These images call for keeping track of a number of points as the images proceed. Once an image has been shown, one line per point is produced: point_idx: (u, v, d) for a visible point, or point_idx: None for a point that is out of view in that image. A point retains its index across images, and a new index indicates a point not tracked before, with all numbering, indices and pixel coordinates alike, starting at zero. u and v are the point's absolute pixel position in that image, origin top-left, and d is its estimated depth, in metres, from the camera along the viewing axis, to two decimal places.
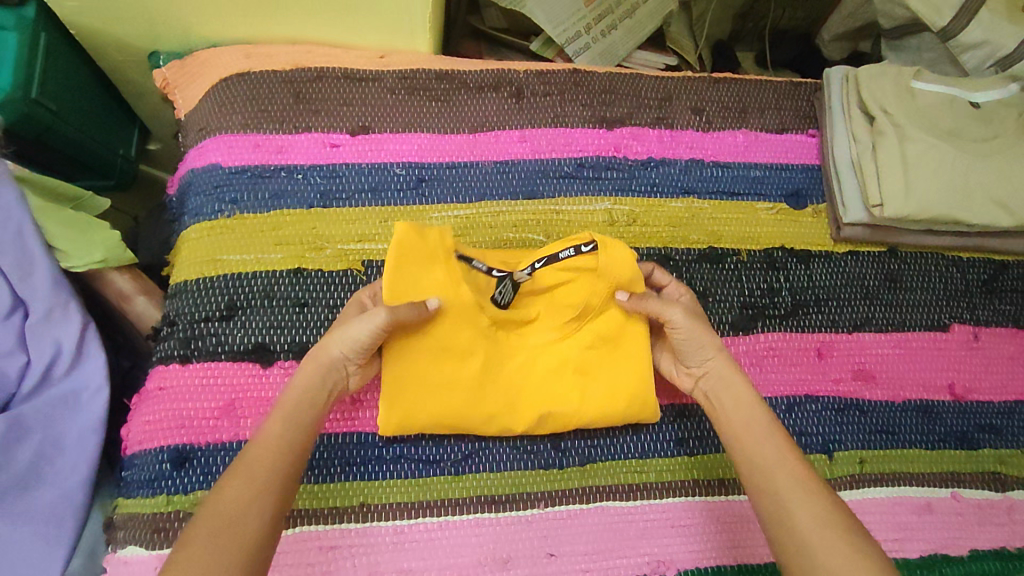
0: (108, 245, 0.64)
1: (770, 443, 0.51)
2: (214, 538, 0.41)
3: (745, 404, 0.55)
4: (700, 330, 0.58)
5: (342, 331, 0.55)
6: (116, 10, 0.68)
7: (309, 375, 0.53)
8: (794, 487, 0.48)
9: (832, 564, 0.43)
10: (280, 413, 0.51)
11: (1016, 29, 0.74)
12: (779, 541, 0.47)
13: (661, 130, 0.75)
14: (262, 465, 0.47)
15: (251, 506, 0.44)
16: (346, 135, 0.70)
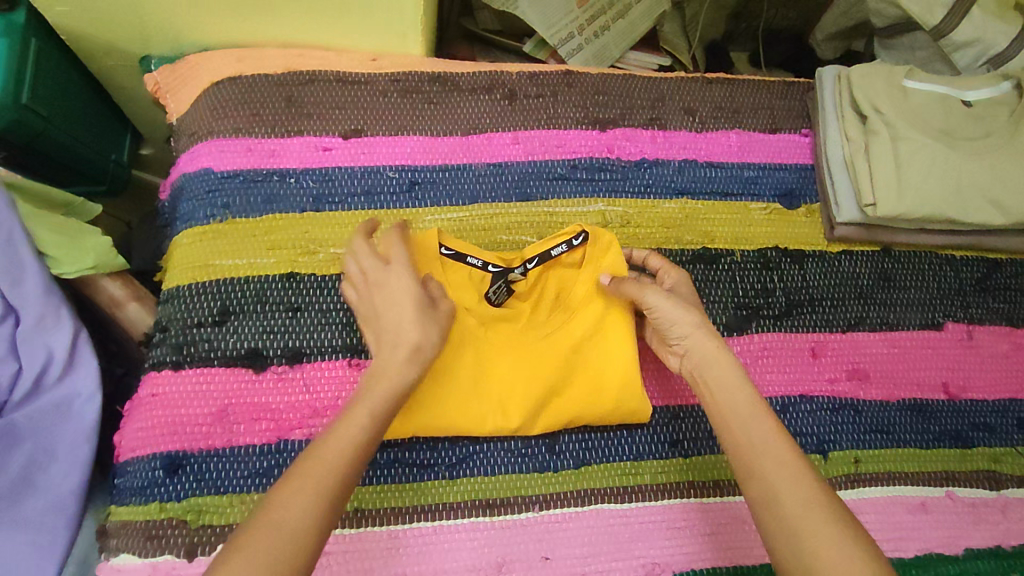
0: (99, 251, 0.63)
1: (756, 425, 0.51)
2: (269, 552, 0.40)
3: (732, 384, 0.53)
4: (679, 310, 0.58)
5: (434, 329, 0.55)
6: (106, 14, 0.68)
7: (411, 371, 0.53)
8: (784, 473, 0.47)
9: (819, 550, 0.43)
10: (368, 409, 0.50)
11: (1006, 26, 0.75)
12: (768, 528, 0.46)
13: (654, 131, 0.75)
14: (328, 472, 0.45)
15: (309, 521, 0.43)
16: (339, 138, 0.69)
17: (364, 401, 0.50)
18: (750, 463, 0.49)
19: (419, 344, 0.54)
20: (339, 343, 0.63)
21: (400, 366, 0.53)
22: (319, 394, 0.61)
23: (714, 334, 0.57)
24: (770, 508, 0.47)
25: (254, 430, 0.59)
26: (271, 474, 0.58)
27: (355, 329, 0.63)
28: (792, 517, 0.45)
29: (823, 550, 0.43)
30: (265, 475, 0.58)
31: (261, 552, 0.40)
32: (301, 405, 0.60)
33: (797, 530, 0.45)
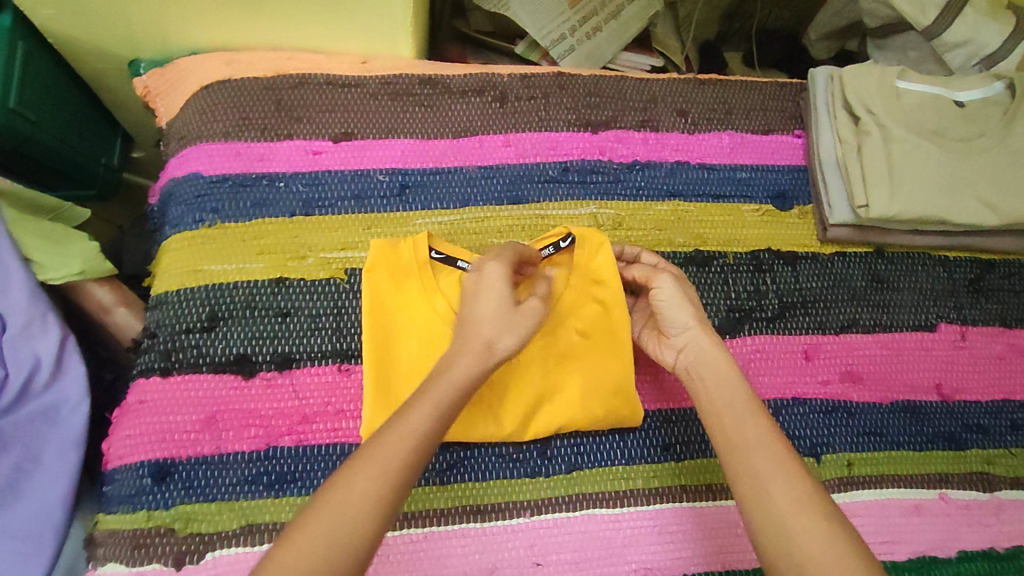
0: (86, 256, 0.63)
1: (751, 424, 0.50)
2: (330, 535, 0.40)
3: (728, 380, 0.53)
4: (680, 303, 0.58)
5: (507, 327, 0.53)
6: (92, 18, 0.67)
7: (473, 367, 0.51)
8: (777, 470, 0.47)
9: (812, 552, 0.43)
10: (429, 402, 0.48)
11: (999, 26, 0.75)
12: (758, 524, 0.46)
13: (647, 133, 0.74)
14: (393, 457, 0.44)
15: (373, 505, 0.42)
16: (329, 142, 0.69)
17: (429, 392, 0.48)
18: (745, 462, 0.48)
19: (492, 341, 0.52)
20: (329, 348, 0.62)
21: (466, 361, 0.51)
22: (309, 400, 0.60)
23: (711, 331, 0.57)
24: (761, 504, 0.46)
25: (243, 437, 0.59)
26: (260, 480, 0.58)
27: (344, 334, 0.63)
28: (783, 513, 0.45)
29: (814, 550, 0.43)
30: (254, 482, 0.58)
31: (323, 534, 0.40)
32: (290, 411, 0.60)
33: (787, 527, 0.44)
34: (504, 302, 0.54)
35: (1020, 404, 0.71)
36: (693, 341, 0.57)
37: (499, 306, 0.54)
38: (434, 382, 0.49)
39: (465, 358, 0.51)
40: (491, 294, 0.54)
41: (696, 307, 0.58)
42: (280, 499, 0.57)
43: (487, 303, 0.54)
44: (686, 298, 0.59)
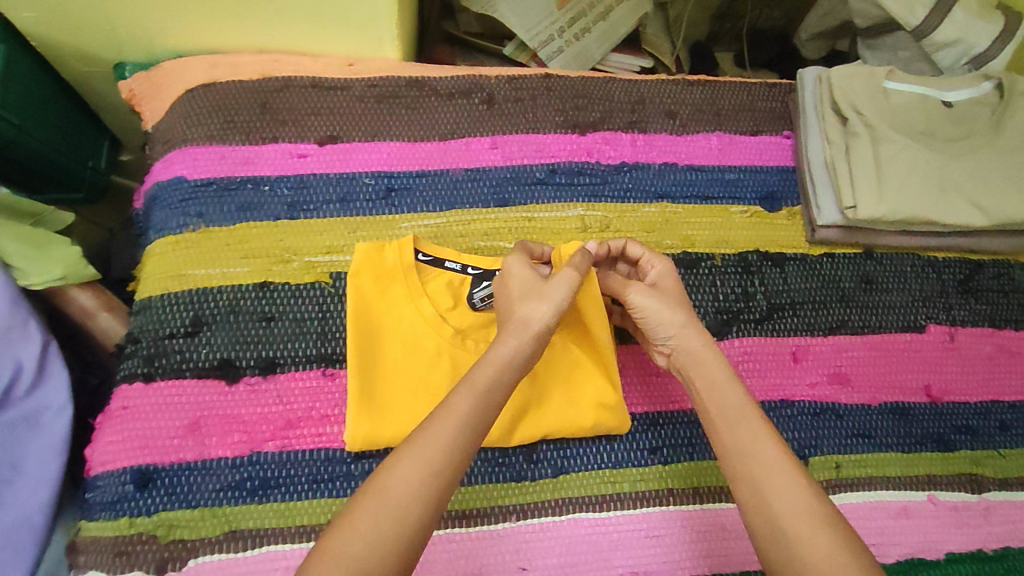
0: (68, 261, 0.63)
1: (747, 427, 0.50)
2: (372, 526, 0.40)
3: (725, 384, 0.52)
4: (665, 307, 0.56)
5: (543, 298, 0.53)
6: (75, 20, 0.66)
7: (517, 342, 0.50)
8: (777, 476, 0.47)
9: (811, 556, 0.42)
10: (469, 385, 0.47)
11: (990, 26, 0.75)
12: (759, 532, 0.45)
13: (635, 135, 0.74)
14: (435, 444, 0.44)
15: (415, 493, 0.42)
16: (314, 145, 0.69)
17: (471, 376, 0.48)
18: (741, 467, 0.48)
19: (529, 316, 0.52)
20: (313, 352, 0.62)
21: (507, 339, 0.50)
22: (293, 405, 0.60)
23: (704, 332, 0.56)
24: (761, 513, 0.46)
25: (226, 442, 0.58)
26: (244, 486, 0.57)
27: (329, 339, 0.63)
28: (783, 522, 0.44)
29: (813, 555, 0.42)
30: (237, 487, 0.57)
31: (365, 524, 0.40)
32: (274, 416, 0.59)
33: (788, 536, 0.44)
34: (533, 284, 0.55)
35: (1009, 405, 0.70)
36: (684, 347, 0.55)
37: (529, 289, 0.54)
38: (479, 364, 0.49)
39: (506, 336, 0.51)
40: (517, 280, 0.55)
41: (681, 311, 0.56)
42: (263, 505, 0.57)
43: (518, 288, 0.55)
44: (669, 302, 0.57)
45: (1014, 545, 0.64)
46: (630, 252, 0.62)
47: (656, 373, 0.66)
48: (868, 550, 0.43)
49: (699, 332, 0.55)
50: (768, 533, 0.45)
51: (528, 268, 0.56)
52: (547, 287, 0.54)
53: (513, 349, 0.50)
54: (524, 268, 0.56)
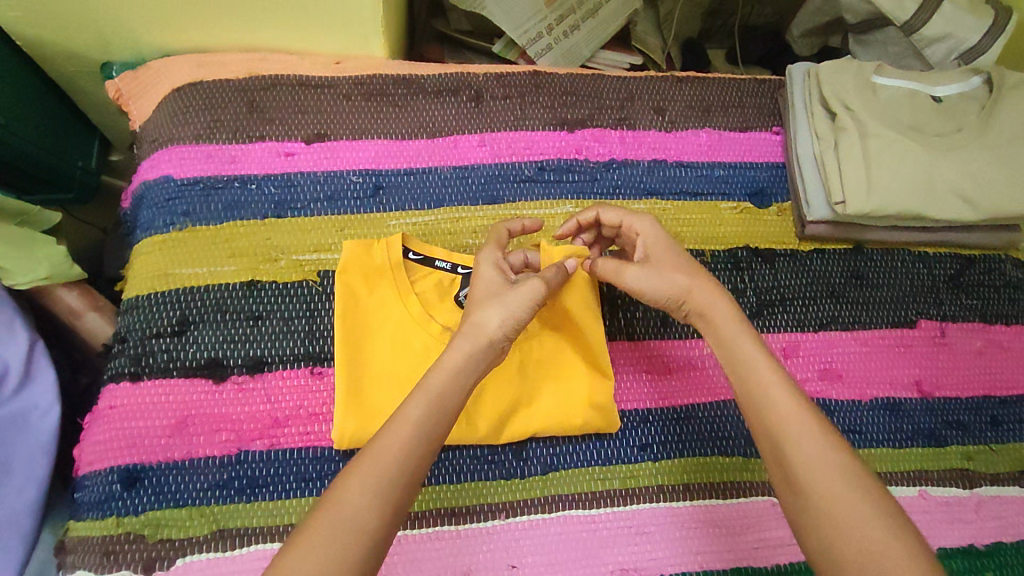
0: (53, 261, 0.62)
1: (762, 375, 0.50)
2: (328, 539, 0.40)
3: (741, 335, 0.52)
4: (662, 276, 0.55)
5: (499, 306, 0.52)
6: (62, 19, 0.66)
7: (465, 349, 0.50)
8: (794, 426, 0.47)
9: (829, 505, 0.43)
10: (425, 390, 0.47)
11: (979, 20, 0.74)
12: (785, 481, 0.46)
13: (623, 131, 0.74)
14: (390, 454, 0.44)
15: (370, 504, 0.42)
16: (302, 143, 0.68)
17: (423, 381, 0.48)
18: (761, 416, 0.48)
19: (483, 323, 0.51)
20: (301, 351, 0.62)
21: (458, 343, 0.50)
22: (281, 404, 0.60)
23: (712, 282, 0.55)
24: (785, 461, 0.46)
25: (214, 442, 0.58)
26: (231, 485, 0.57)
27: (316, 337, 0.62)
28: (808, 469, 0.45)
29: (830, 504, 0.43)
30: (224, 486, 0.57)
31: (321, 537, 0.40)
32: (262, 415, 0.59)
33: (813, 482, 0.44)
34: (494, 288, 0.54)
35: (1000, 400, 0.70)
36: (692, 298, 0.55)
37: (489, 292, 0.54)
38: (435, 367, 0.49)
39: (458, 341, 0.51)
40: (480, 280, 0.55)
41: (681, 275, 0.55)
42: (250, 504, 0.57)
43: (479, 290, 0.54)
44: (665, 271, 0.56)
45: (1006, 541, 0.64)
46: (603, 218, 0.62)
47: (646, 370, 0.66)
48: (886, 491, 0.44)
49: (707, 284, 0.55)
50: (797, 480, 0.45)
51: (495, 268, 0.56)
52: (505, 294, 0.53)
53: (466, 351, 0.50)
54: (492, 269, 0.56)
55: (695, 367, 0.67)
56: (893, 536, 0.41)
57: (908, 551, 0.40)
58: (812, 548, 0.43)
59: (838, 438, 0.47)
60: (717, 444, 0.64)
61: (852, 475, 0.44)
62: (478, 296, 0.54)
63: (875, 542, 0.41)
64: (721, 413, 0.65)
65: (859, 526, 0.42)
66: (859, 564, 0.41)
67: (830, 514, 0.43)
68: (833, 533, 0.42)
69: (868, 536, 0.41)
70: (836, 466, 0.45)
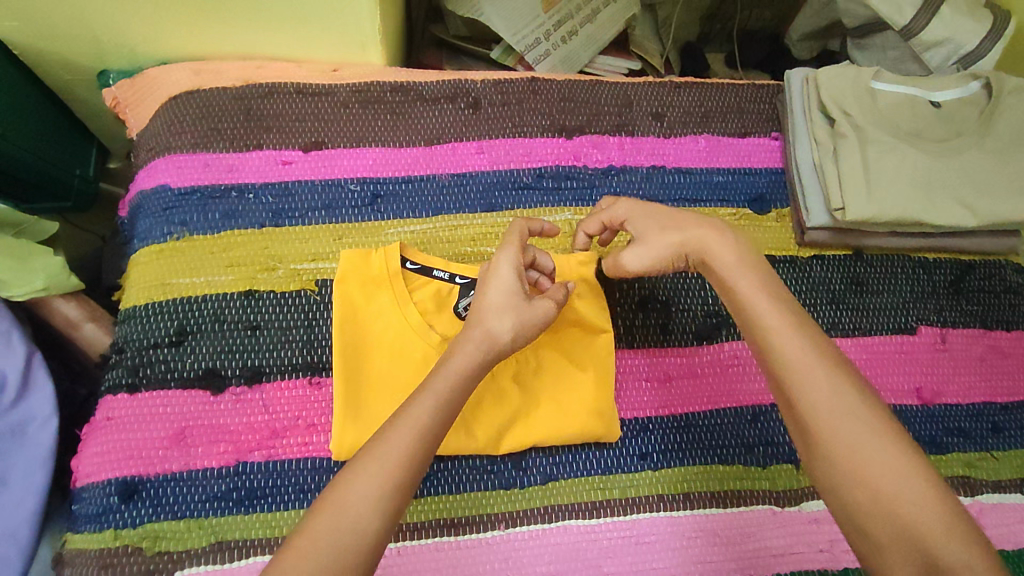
0: (50, 272, 0.62)
1: (766, 312, 0.51)
2: (330, 539, 0.40)
3: (745, 278, 0.53)
4: (662, 236, 0.56)
5: (516, 323, 0.52)
6: (58, 28, 0.66)
7: (473, 356, 0.50)
8: (801, 358, 0.48)
9: (835, 434, 0.45)
10: (431, 392, 0.48)
11: (977, 25, 0.74)
12: (794, 420, 0.47)
13: (622, 138, 0.74)
14: (394, 456, 0.44)
15: (372, 507, 0.42)
16: (300, 152, 0.68)
17: (428, 382, 0.48)
18: (769, 352, 0.49)
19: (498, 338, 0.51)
20: (299, 361, 0.61)
21: (464, 349, 0.50)
22: (279, 414, 0.60)
23: (714, 229, 0.56)
24: (793, 400, 0.47)
25: (212, 453, 0.58)
26: (230, 497, 0.57)
27: (315, 347, 0.62)
28: (818, 408, 0.46)
29: (836, 434, 0.45)
30: (223, 498, 0.57)
31: (324, 536, 0.40)
32: (260, 425, 0.59)
33: (820, 412, 0.46)
34: (509, 292, 0.53)
35: (1001, 406, 0.70)
36: (692, 248, 0.56)
37: (505, 298, 0.53)
38: (438, 370, 0.49)
39: (465, 346, 0.50)
40: (497, 282, 0.54)
41: (667, 237, 0.56)
42: (249, 515, 0.57)
43: (491, 294, 0.53)
44: (665, 229, 0.56)
45: (1007, 548, 0.64)
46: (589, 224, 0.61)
47: (646, 379, 0.66)
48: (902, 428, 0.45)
49: (702, 232, 0.55)
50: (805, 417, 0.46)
51: (514, 271, 0.54)
52: (519, 304, 0.53)
53: (473, 358, 0.50)
54: (510, 272, 0.54)
55: (695, 375, 0.66)
56: (908, 472, 0.43)
57: (923, 487, 0.42)
58: (825, 486, 0.45)
59: (850, 372, 0.47)
60: (718, 452, 0.64)
61: (865, 411, 0.45)
62: (490, 299, 0.53)
63: (888, 479, 0.42)
64: (722, 421, 0.65)
65: (870, 463, 0.43)
66: (872, 502, 0.42)
67: (841, 450, 0.44)
68: (842, 470, 0.44)
69: (880, 471, 0.43)
70: (847, 403, 0.45)
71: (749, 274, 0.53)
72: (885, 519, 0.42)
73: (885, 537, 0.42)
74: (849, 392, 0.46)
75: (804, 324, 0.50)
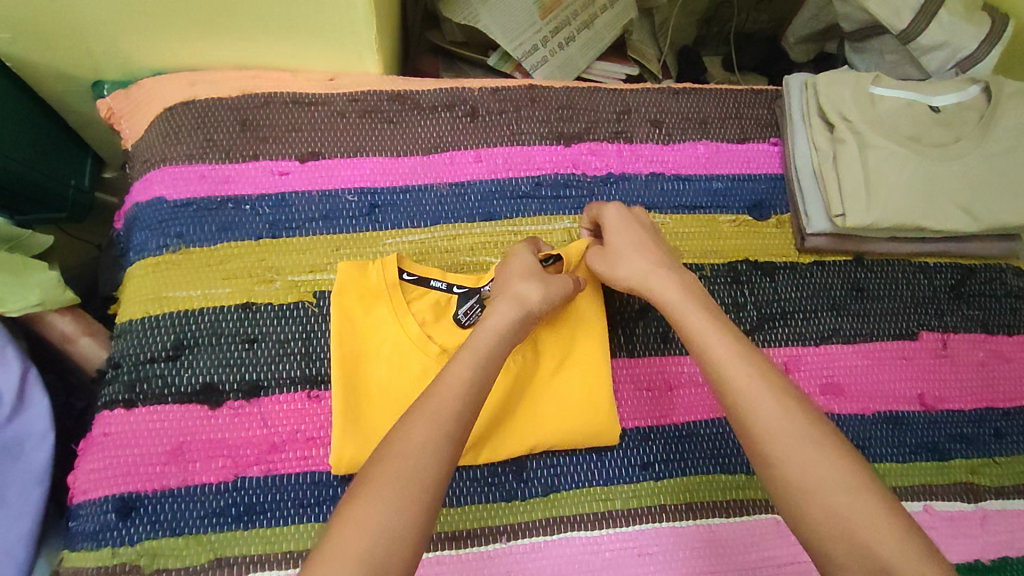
0: (44, 287, 0.62)
1: (718, 343, 0.50)
2: (393, 489, 0.41)
3: (690, 310, 0.54)
4: (631, 248, 0.59)
5: (537, 283, 0.56)
6: (52, 41, 0.66)
7: (507, 315, 0.53)
8: (752, 387, 0.47)
9: (790, 460, 0.44)
10: (471, 351, 0.49)
11: (976, 29, 0.74)
12: (749, 446, 0.46)
13: (621, 144, 0.73)
14: (447, 413, 0.45)
15: (433, 456, 0.42)
16: (296, 162, 0.68)
17: (469, 344, 0.50)
18: (721, 382, 0.49)
19: (524, 296, 0.54)
20: (297, 374, 0.61)
21: (501, 309, 0.53)
22: (278, 428, 0.59)
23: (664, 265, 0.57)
24: (744, 424, 0.47)
25: (210, 468, 0.57)
26: (229, 512, 0.56)
27: (314, 359, 0.62)
28: (768, 434, 0.45)
29: (791, 461, 0.44)
30: (222, 514, 0.56)
31: (387, 485, 0.41)
32: (258, 440, 0.58)
33: (773, 440, 0.45)
34: (534, 268, 0.57)
35: (1003, 412, 0.70)
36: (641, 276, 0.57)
37: (528, 269, 0.57)
38: (476, 332, 0.51)
39: (500, 309, 0.53)
40: (518, 261, 0.58)
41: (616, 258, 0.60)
42: (248, 531, 0.56)
43: (517, 269, 0.57)
44: (633, 245, 0.59)
45: (1011, 556, 0.63)
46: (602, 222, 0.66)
47: (646, 388, 0.65)
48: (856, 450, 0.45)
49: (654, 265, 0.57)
50: (749, 440, 0.46)
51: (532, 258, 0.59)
52: (547, 277, 0.57)
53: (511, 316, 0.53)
54: (529, 255, 0.59)
55: (697, 384, 0.66)
56: (851, 489, 0.42)
57: (867, 504, 0.42)
58: (779, 505, 0.44)
59: (793, 393, 0.47)
60: (718, 462, 0.64)
61: (815, 434, 0.45)
62: (520, 274, 0.56)
63: (830, 495, 0.42)
64: (723, 429, 0.65)
65: (814, 481, 0.43)
66: (814, 518, 0.42)
67: (779, 472, 0.44)
68: (786, 490, 0.44)
69: (831, 487, 0.42)
70: (796, 428, 0.45)
71: (695, 305, 0.54)
72: (840, 535, 0.41)
73: (840, 553, 0.41)
74: (797, 417, 0.46)
75: (751, 351, 0.50)
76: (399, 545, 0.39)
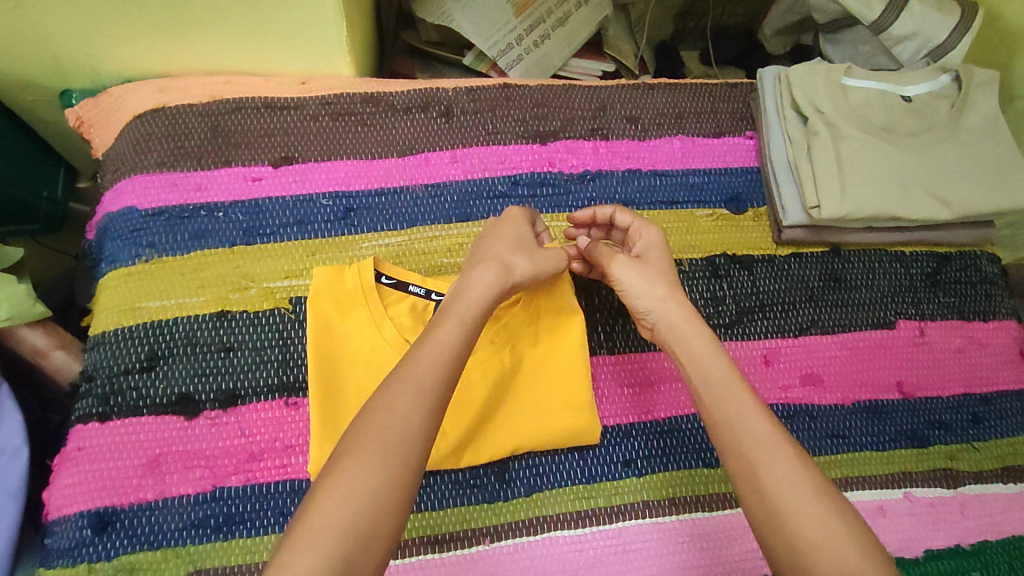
0: (12, 301, 0.61)
1: (733, 394, 0.49)
2: (378, 461, 0.40)
3: (704, 355, 0.52)
4: (650, 277, 0.58)
5: (524, 255, 0.56)
6: (15, 50, 0.65)
7: (493, 280, 0.53)
8: (764, 444, 0.46)
9: (797, 513, 0.42)
10: (457, 322, 0.49)
11: (946, 18, 0.74)
12: (753, 496, 0.44)
13: (597, 141, 0.73)
14: (415, 395, 0.43)
15: (412, 431, 0.42)
16: (268, 167, 0.67)
17: (453, 311, 0.50)
18: (732, 434, 0.47)
19: (510, 266, 0.54)
20: (275, 381, 0.60)
21: (486, 276, 0.53)
22: (256, 437, 0.58)
23: (684, 302, 0.56)
24: (753, 475, 0.45)
25: (188, 479, 0.57)
26: (208, 524, 0.56)
27: (291, 366, 0.61)
28: (776, 489, 0.44)
29: (798, 511, 0.42)
30: (201, 525, 0.56)
31: (373, 460, 0.40)
32: (237, 449, 0.58)
33: (783, 495, 0.43)
34: (525, 238, 0.58)
35: (980, 397, 0.70)
36: (658, 312, 0.56)
37: (521, 241, 0.57)
38: (459, 300, 0.51)
39: (485, 274, 0.53)
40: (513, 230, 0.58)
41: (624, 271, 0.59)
42: (227, 542, 0.55)
43: (511, 237, 0.57)
44: (649, 275, 0.58)
45: (992, 539, 0.64)
46: (617, 219, 0.64)
47: (627, 385, 0.65)
48: (848, 503, 0.44)
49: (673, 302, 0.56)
50: (738, 477, 0.46)
51: (526, 228, 0.59)
52: (536, 249, 0.57)
53: (496, 286, 0.53)
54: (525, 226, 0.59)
55: (677, 379, 0.66)
56: (843, 534, 0.41)
57: (859, 553, 0.40)
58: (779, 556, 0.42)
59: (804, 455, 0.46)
60: (700, 456, 0.64)
61: (825, 495, 0.43)
62: (510, 242, 0.57)
63: (823, 543, 0.41)
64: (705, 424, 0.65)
65: (801, 524, 0.42)
66: (795, 562, 0.41)
67: (765, 514, 0.43)
68: (769, 529, 0.43)
69: (838, 544, 0.41)
70: (805, 487, 0.43)
71: (711, 349, 0.52)
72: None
73: None
74: (807, 478, 0.44)
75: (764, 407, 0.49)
76: (381, 518, 0.39)
